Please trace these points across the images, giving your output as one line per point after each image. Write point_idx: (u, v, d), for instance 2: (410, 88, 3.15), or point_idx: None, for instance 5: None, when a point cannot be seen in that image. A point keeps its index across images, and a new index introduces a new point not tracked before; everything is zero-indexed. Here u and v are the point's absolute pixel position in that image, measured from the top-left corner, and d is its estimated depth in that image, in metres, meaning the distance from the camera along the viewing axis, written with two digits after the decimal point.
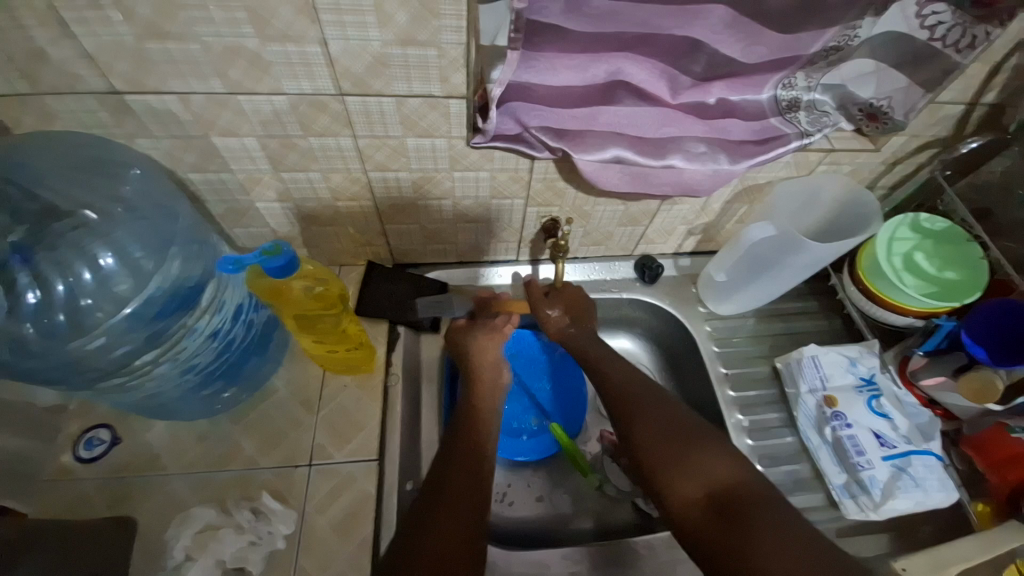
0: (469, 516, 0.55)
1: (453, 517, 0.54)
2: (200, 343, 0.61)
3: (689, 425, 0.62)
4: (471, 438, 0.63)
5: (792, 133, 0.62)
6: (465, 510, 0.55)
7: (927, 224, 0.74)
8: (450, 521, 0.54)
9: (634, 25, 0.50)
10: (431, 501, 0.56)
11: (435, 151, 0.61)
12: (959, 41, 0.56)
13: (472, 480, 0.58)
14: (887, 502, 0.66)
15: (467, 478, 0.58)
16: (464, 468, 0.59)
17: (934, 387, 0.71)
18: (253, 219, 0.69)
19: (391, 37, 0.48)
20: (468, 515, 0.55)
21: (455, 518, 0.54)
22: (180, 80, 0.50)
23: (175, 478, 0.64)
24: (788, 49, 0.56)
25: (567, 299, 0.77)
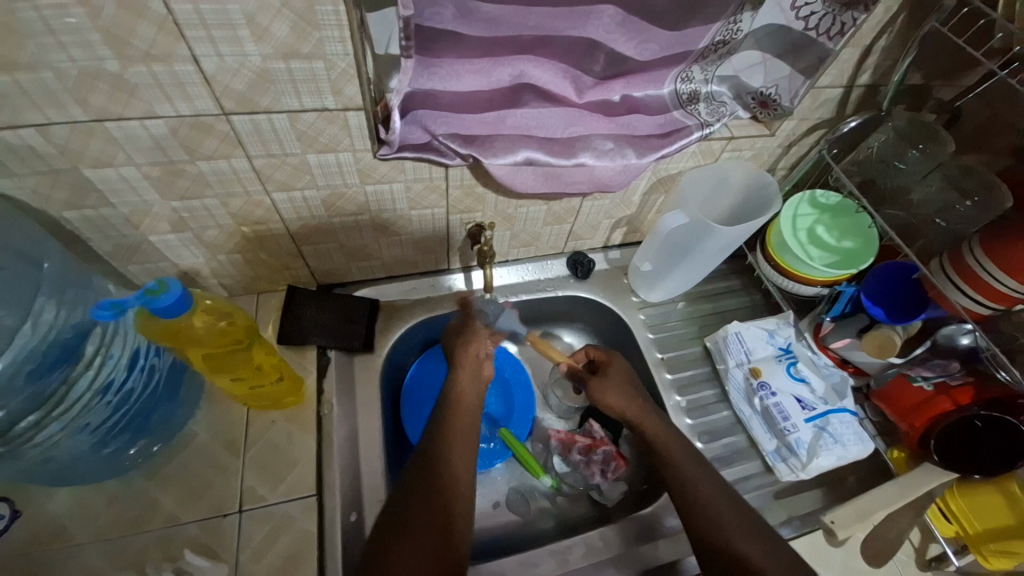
0: (437, 542, 0.54)
1: (419, 548, 0.53)
2: (85, 399, 0.54)
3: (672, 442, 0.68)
4: (448, 452, 0.63)
5: (694, 124, 0.65)
6: (433, 531, 0.55)
7: (823, 199, 0.79)
8: (414, 552, 0.52)
9: (529, 28, 0.50)
10: (392, 535, 0.54)
11: (342, 166, 0.58)
12: (830, 29, 0.60)
13: (441, 502, 0.57)
14: (812, 462, 0.70)
15: (436, 502, 0.57)
16: (426, 490, 0.58)
17: (842, 348, 0.77)
18: (148, 255, 0.63)
19: (271, 51, 0.45)
20: (438, 541, 0.54)
21: (422, 546, 0.53)
22: (36, 112, 0.45)
23: (84, 549, 0.57)
24: (679, 44, 0.58)
25: (610, 364, 0.78)
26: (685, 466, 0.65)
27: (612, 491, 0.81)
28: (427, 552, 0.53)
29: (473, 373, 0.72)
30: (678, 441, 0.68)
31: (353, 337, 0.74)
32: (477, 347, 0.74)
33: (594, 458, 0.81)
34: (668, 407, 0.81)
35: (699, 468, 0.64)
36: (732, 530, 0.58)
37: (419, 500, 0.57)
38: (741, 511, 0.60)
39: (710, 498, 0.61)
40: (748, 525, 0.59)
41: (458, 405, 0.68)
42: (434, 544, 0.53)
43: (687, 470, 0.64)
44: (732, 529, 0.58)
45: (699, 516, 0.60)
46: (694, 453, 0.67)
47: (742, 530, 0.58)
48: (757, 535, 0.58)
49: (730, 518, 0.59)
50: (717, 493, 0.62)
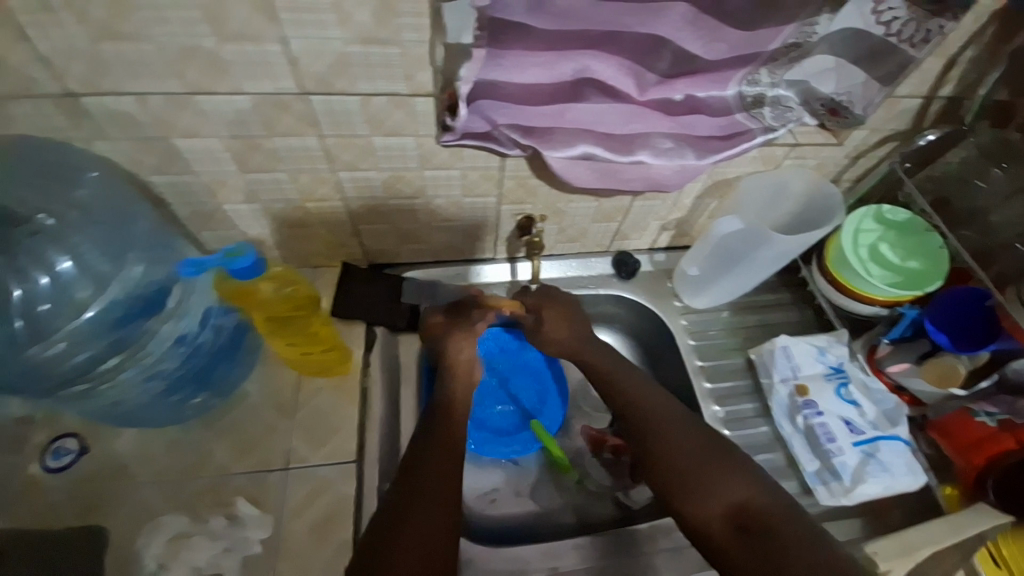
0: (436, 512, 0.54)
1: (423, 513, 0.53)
2: (163, 348, 0.60)
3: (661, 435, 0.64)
4: (448, 432, 0.61)
5: (757, 128, 0.64)
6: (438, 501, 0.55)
7: (890, 215, 0.76)
8: (413, 532, 0.52)
9: (596, 23, 0.51)
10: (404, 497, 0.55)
11: (404, 150, 0.61)
12: (913, 37, 0.58)
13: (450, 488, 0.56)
14: (857, 488, 0.67)
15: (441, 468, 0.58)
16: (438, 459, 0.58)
17: (899, 373, 0.74)
18: (220, 222, 0.68)
19: (352, 36, 0.47)
20: (440, 524, 0.53)
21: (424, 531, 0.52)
22: (137, 82, 0.49)
23: (145, 486, 0.63)
24: (749, 45, 0.57)
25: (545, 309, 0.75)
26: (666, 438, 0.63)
27: (639, 494, 0.80)
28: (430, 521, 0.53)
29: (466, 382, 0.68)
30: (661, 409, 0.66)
31: (397, 317, 0.77)
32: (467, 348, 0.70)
33: (624, 460, 0.81)
34: (706, 416, 0.79)
35: (686, 439, 0.62)
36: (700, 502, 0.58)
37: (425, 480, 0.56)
38: (726, 470, 0.59)
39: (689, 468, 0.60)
40: (730, 488, 0.58)
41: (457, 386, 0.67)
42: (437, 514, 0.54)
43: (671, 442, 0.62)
44: (705, 498, 0.58)
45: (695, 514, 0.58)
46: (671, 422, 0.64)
47: (718, 498, 0.58)
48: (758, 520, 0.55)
49: (710, 487, 0.58)
50: (695, 464, 0.60)
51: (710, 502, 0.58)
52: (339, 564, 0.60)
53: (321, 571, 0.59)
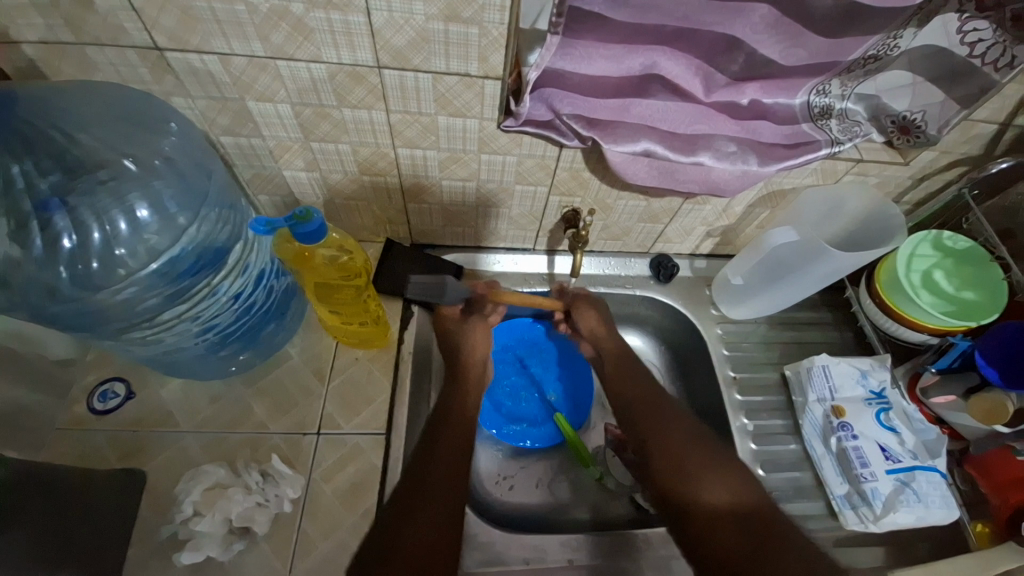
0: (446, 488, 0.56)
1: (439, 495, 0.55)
2: (222, 303, 0.63)
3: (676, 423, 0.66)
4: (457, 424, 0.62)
5: (823, 140, 0.62)
6: (449, 479, 0.56)
7: (949, 242, 0.74)
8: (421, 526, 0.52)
9: (675, 19, 0.50)
10: (419, 473, 0.56)
11: (466, 132, 0.61)
12: (998, 60, 0.56)
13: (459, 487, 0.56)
14: (889, 516, 0.66)
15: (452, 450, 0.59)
16: (451, 444, 0.60)
17: (943, 406, 0.72)
18: (278, 187, 0.69)
19: (435, 11, 0.48)
20: (447, 512, 0.54)
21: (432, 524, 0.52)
22: (224, 42, 0.50)
23: (187, 435, 0.65)
24: (829, 54, 0.55)
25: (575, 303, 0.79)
26: (668, 429, 0.65)
27: None
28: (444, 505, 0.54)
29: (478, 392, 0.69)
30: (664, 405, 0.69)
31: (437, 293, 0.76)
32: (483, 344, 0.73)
33: None
34: (733, 428, 0.78)
35: (687, 432, 0.64)
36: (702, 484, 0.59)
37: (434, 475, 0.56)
38: (726, 466, 0.61)
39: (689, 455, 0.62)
40: (726, 475, 0.59)
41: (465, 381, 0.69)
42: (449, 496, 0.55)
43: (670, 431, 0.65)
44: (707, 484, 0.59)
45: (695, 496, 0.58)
46: (673, 416, 0.67)
47: (716, 481, 0.59)
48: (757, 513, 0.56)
49: (705, 473, 0.60)
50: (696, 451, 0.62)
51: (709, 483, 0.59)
52: (363, 531, 0.61)
53: (345, 536, 0.61)
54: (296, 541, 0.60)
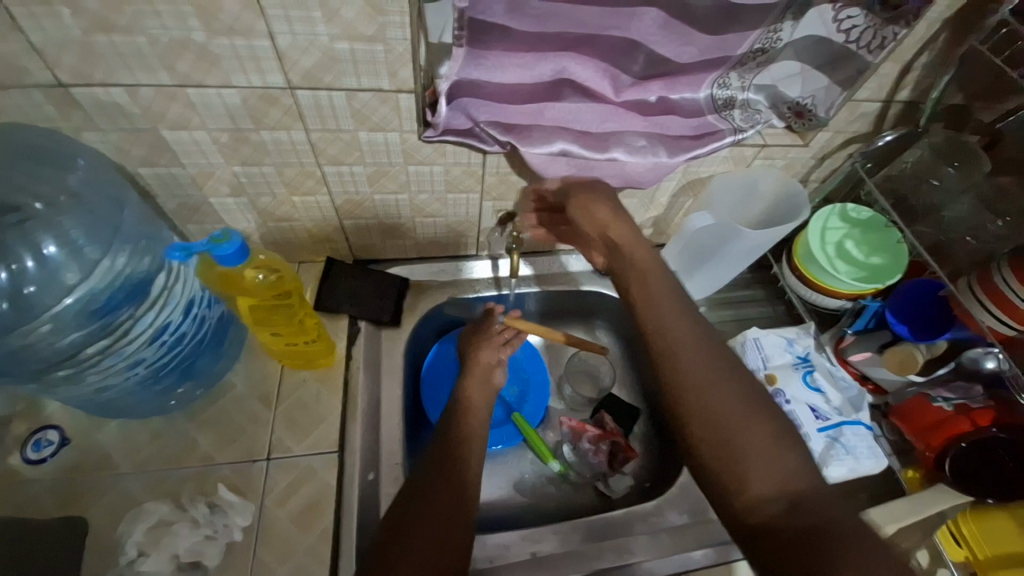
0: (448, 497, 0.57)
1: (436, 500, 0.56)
2: (146, 336, 0.61)
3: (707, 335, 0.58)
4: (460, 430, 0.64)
5: (727, 129, 0.67)
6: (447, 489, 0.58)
7: (853, 213, 0.80)
8: (420, 529, 0.54)
9: (574, 25, 0.53)
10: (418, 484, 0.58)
11: (389, 146, 0.63)
12: (870, 43, 0.62)
13: (455, 510, 0.56)
14: (823, 471, 0.70)
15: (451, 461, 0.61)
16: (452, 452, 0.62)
17: (862, 362, 0.77)
18: (206, 215, 0.69)
19: (338, 32, 0.49)
20: (454, 512, 0.56)
21: (435, 529, 0.54)
22: (128, 74, 0.50)
23: (127, 477, 0.63)
24: (718, 49, 0.60)
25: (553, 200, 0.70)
26: (729, 406, 0.53)
27: (617, 484, 0.82)
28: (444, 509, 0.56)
29: (482, 380, 0.71)
30: (734, 373, 0.55)
31: (383, 311, 0.78)
32: (491, 350, 0.74)
33: (602, 449, 0.82)
34: None
35: (749, 407, 0.53)
36: (762, 461, 0.49)
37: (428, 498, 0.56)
38: (767, 435, 0.51)
39: (735, 420, 0.52)
40: (775, 451, 0.50)
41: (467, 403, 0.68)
42: (449, 500, 0.57)
43: (739, 412, 0.52)
44: (750, 473, 0.49)
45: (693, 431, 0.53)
46: (710, 372, 0.55)
47: (747, 450, 0.50)
48: (759, 427, 0.51)
49: (746, 460, 0.50)
50: (735, 411, 0.53)
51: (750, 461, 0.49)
52: (320, 551, 0.61)
53: (302, 559, 0.60)
54: (251, 570, 0.59)
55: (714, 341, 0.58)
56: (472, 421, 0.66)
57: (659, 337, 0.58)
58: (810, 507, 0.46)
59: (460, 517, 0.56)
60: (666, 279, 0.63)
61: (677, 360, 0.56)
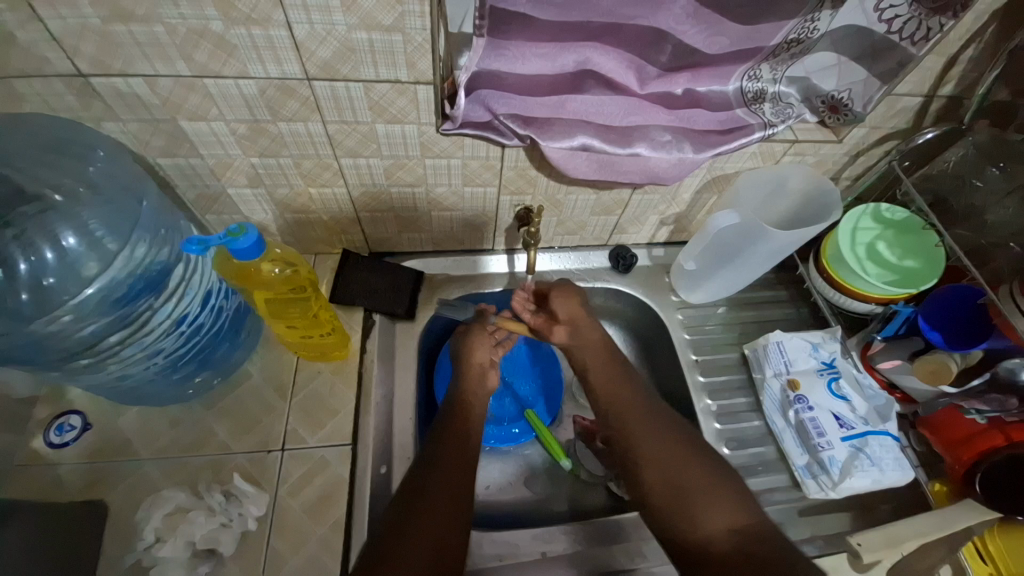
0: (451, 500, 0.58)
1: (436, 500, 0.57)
2: (164, 326, 0.61)
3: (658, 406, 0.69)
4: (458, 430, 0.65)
5: (756, 124, 0.64)
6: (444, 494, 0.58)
7: (887, 214, 0.77)
8: (421, 530, 0.54)
9: (599, 14, 0.51)
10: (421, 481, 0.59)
11: (406, 138, 0.61)
12: (914, 34, 0.58)
13: (452, 511, 0.57)
14: (845, 481, 0.68)
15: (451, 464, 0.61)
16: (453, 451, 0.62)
17: (891, 370, 0.74)
18: (224, 206, 0.69)
19: (356, 21, 0.48)
20: (452, 514, 0.56)
21: (433, 528, 0.54)
22: (146, 64, 0.50)
23: (147, 463, 0.64)
24: (750, 40, 0.57)
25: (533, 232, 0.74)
26: (684, 462, 0.62)
27: None
28: (446, 509, 0.56)
29: (478, 381, 0.72)
30: (680, 434, 0.65)
31: (397, 304, 0.77)
32: (483, 351, 0.73)
33: None
34: (698, 410, 0.79)
35: (694, 456, 0.63)
36: (714, 508, 0.58)
37: (434, 496, 0.57)
38: (718, 492, 0.60)
39: (699, 478, 0.61)
40: (726, 501, 0.59)
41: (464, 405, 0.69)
42: (450, 500, 0.57)
43: (695, 468, 0.62)
44: (704, 517, 0.58)
45: (659, 492, 0.61)
46: (664, 435, 0.65)
47: (700, 498, 0.59)
48: (705, 476, 0.61)
49: (698, 506, 0.59)
50: (685, 469, 0.62)
51: (703, 510, 0.58)
52: (332, 543, 0.61)
53: (314, 550, 0.60)
54: (264, 559, 0.59)
55: (673, 419, 0.68)
56: (467, 424, 0.66)
57: (614, 406, 0.69)
58: (759, 546, 0.54)
59: (457, 519, 0.57)
60: (620, 366, 0.72)
61: (635, 427, 0.66)
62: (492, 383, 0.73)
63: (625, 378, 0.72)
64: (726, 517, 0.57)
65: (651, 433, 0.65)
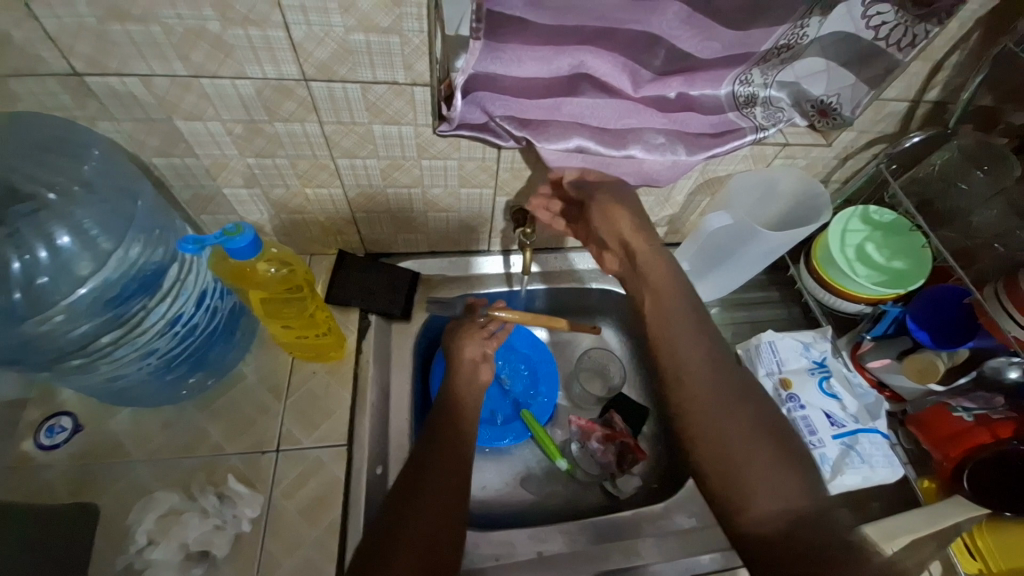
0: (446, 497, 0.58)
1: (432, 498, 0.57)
2: (159, 326, 0.61)
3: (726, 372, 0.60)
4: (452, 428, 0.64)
5: (748, 127, 0.65)
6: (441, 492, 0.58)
7: (876, 216, 0.78)
8: (419, 527, 0.54)
9: (594, 19, 0.52)
10: (416, 478, 0.58)
11: (402, 139, 0.62)
12: (900, 41, 0.60)
13: (451, 506, 0.57)
14: (836, 479, 0.69)
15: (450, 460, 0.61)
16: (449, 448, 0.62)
17: (880, 369, 0.76)
18: (219, 206, 0.69)
19: (354, 23, 0.49)
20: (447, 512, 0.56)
21: (429, 527, 0.55)
22: (142, 63, 0.50)
23: (140, 464, 0.64)
24: (742, 45, 0.59)
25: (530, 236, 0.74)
26: (736, 418, 0.57)
27: (625, 484, 0.81)
28: (441, 507, 0.57)
29: (467, 377, 0.71)
30: (742, 395, 0.59)
31: (393, 305, 0.77)
32: (474, 346, 0.73)
33: (611, 449, 0.82)
34: None
35: (744, 414, 0.57)
36: (769, 481, 0.53)
37: (428, 495, 0.57)
38: (772, 464, 0.54)
39: (743, 448, 0.55)
40: (774, 481, 0.53)
41: (457, 402, 0.68)
42: (446, 497, 0.57)
43: (744, 441, 0.56)
44: (754, 497, 0.52)
45: (710, 459, 0.56)
46: (737, 398, 0.58)
47: (753, 475, 0.53)
48: (763, 450, 0.55)
49: (749, 481, 0.53)
50: (741, 435, 0.56)
51: (754, 492, 0.52)
52: (328, 544, 0.61)
53: (310, 551, 0.60)
54: (258, 561, 0.59)
55: (746, 386, 0.59)
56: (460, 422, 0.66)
57: (682, 375, 0.60)
58: (805, 532, 0.49)
59: (453, 517, 0.57)
60: (687, 310, 0.64)
61: (691, 383, 0.60)
62: (485, 379, 0.72)
63: (692, 342, 0.62)
64: (782, 500, 0.52)
65: (719, 401, 0.58)
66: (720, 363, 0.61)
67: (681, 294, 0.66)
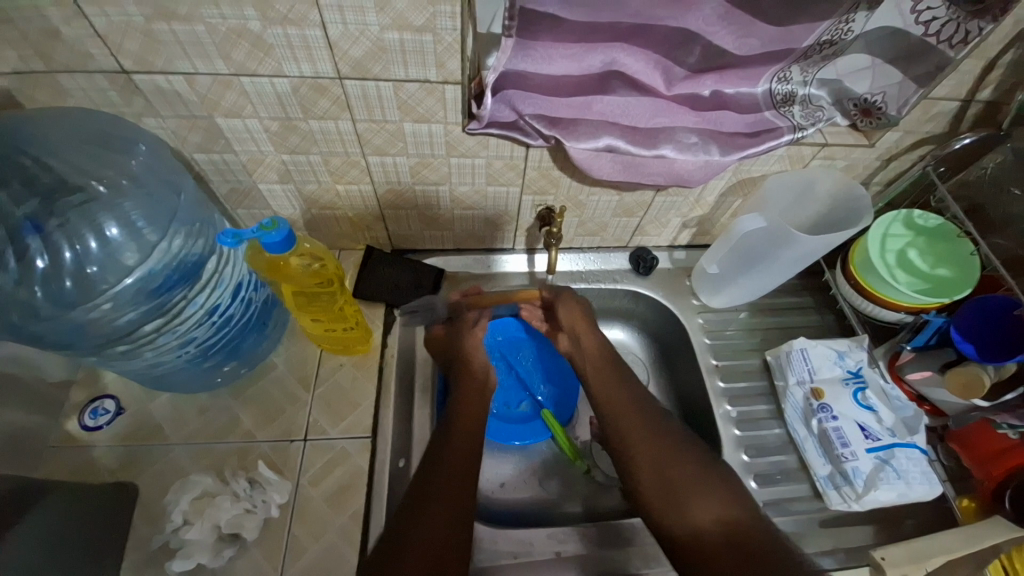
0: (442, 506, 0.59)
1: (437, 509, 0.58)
2: (198, 316, 0.63)
3: (664, 437, 0.68)
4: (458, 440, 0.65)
5: (785, 127, 0.63)
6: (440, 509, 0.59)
7: (921, 220, 0.75)
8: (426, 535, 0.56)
9: (628, 15, 0.51)
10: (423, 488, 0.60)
11: (432, 136, 0.62)
12: (952, 37, 0.57)
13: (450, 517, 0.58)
14: (869, 494, 0.66)
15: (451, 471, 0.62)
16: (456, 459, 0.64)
17: (921, 382, 0.73)
18: (255, 201, 0.71)
19: (388, 22, 0.49)
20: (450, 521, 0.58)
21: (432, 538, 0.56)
22: (186, 61, 0.52)
23: (177, 447, 0.66)
24: (782, 41, 0.57)
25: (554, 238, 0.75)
26: (670, 455, 0.66)
27: None
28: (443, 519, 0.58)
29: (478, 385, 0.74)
30: (675, 441, 0.68)
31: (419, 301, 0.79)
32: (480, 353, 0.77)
33: None
34: (717, 415, 0.78)
35: (680, 452, 0.66)
36: (711, 500, 0.62)
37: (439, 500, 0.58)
38: (703, 485, 0.63)
39: (684, 474, 0.64)
40: (709, 497, 0.62)
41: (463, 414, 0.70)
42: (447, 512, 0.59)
43: (687, 470, 0.64)
44: (692, 511, 0.61)
45: (648, 485, 0.65)
46: (667, 441, 0.68)
47: (685, 491, 0.63)
48: (687, 468, 0.65)
49: (685, 500, 0.62)
50: (677, 469, 0.65)
51: (691, 506, 0.62)
52: (351, 533, 0.62)
53: (334, 538, 0.62)
54: (285, 546, 0.61)
55: (671, 429, 0.70)
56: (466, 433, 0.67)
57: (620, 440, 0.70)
58: (744, 536, 0.59)
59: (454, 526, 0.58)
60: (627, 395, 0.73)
61: (635, 452, 0.68)
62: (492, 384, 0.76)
63: (631, 429, 0.70)
64: (716, 506, 0.62)
65: (652, 439, 0.68)
66: (648, 411, 0.71)
67: (618, 374, 0.75)
